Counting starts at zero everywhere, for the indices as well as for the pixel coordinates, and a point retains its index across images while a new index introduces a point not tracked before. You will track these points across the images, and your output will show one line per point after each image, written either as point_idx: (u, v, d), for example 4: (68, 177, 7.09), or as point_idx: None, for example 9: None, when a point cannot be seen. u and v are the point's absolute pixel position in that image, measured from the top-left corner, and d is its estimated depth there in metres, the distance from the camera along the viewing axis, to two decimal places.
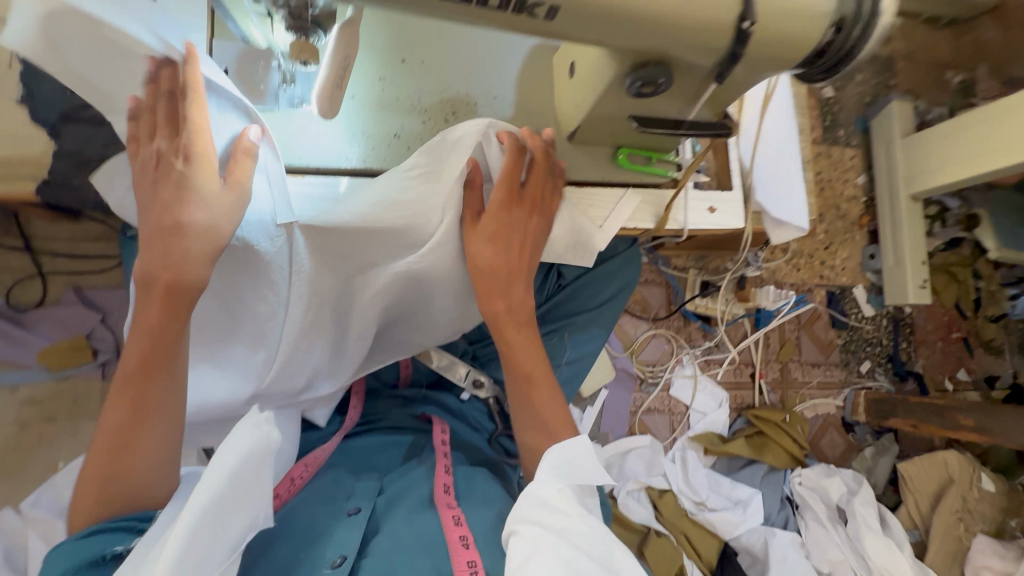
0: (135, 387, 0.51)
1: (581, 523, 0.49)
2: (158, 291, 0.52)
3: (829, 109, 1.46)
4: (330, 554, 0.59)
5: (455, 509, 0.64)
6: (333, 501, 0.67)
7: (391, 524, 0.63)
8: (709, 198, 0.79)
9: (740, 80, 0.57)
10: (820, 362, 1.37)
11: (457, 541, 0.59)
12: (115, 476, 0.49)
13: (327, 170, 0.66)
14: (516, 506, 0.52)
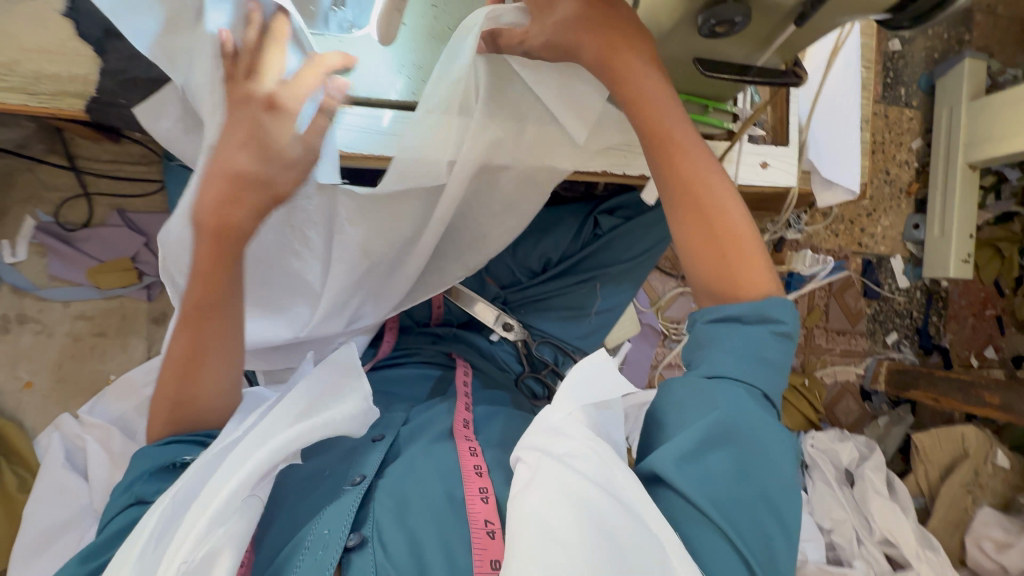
0: (194, 327, 0.53)
1: (587, 446, 0.47)
2: (207, 231, 0.51)
3: (893, 65, 1.36)
4: (353, 473, 0.62)
5: (471, 441, 0.65)
6: (360, 426, 0.69)
7: (412, 450, 0.64)
8: (763, 153, 0.75)
9: (822, 24, 0.53)
10: (846, 331, 1.36)
11: (471, 469, 0.60)
12: (184, 401, 0.55)
13: (372, 102, 0.64)
14: (527, 433, 0.52)
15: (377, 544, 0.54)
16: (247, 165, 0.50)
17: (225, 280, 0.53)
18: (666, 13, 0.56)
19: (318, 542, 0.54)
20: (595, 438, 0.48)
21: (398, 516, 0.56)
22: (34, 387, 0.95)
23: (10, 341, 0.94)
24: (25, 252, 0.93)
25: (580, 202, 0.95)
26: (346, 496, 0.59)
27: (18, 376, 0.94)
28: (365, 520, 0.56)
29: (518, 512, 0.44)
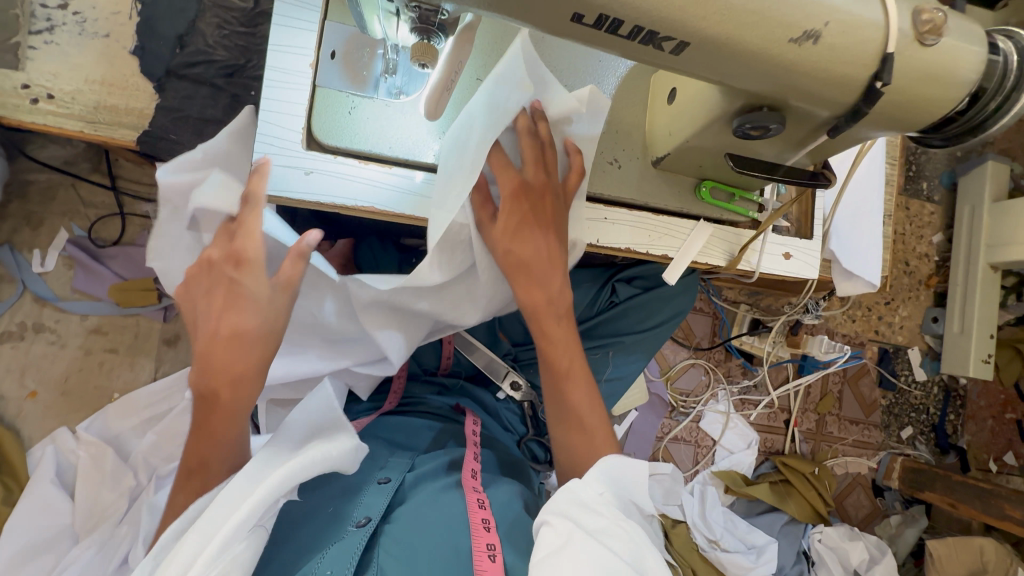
0: (197, 445, 0.54)
1: (619, 526, 0.49)
2: (215, 337, 0.56)
3: (915, 160, 1.39)
4: (356, 514, 0.60)
5: (479, 492, 0.63)
6: (368, 467, 0.68)
7: (419, 496, 0.62)
8: (786, 244, 0.76)
9: (855, 134, 0.54)
10: (859, 420, 1.32)
11: (479, 523, 0.58)
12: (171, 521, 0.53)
13: (409, 163, 0.63)
14: (552, 497, 0.51)
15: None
16: (247, 277, 0.57)
17: (229, 391, 0.55)
18: (703, 111, 0.57)
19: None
20: (626, 522, 0.49)
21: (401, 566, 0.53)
22: (37, 397, 0.95)
23: (23, 349, 0.94)
24: (53, 264, 0.95)
25: (600, 267, 0.96)
26: (350, 538, 0.56)
27: (24, 385, 0.94)
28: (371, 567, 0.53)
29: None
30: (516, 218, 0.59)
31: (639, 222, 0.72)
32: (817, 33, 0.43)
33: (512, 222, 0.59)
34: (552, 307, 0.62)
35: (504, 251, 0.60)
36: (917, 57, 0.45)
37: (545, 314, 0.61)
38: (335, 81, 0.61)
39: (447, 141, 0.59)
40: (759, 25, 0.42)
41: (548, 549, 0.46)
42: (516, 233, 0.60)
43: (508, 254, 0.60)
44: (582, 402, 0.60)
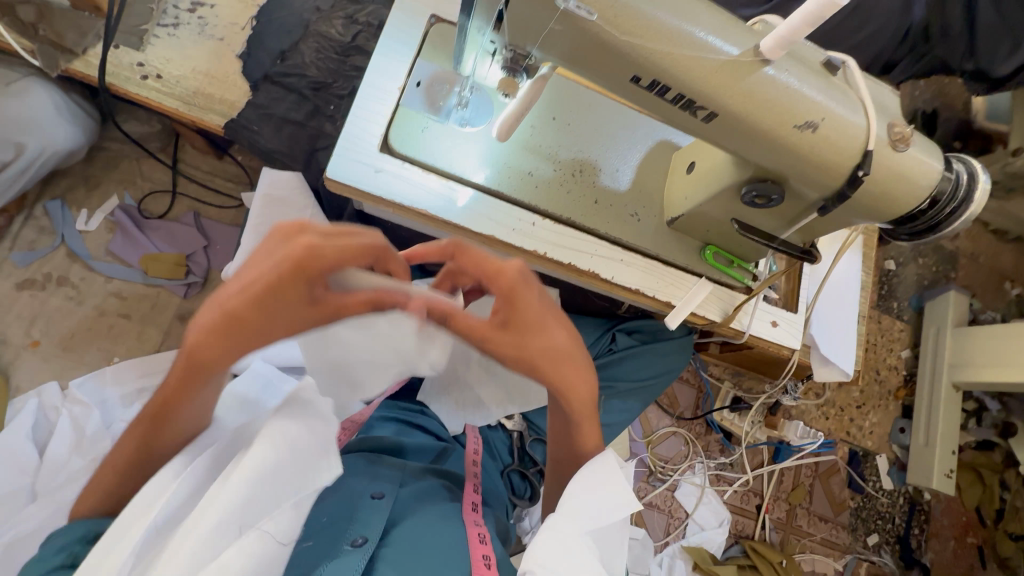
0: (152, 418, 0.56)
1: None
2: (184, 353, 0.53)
3: (888, 280, 1.53)
4: (353, 532, 0.64)
5: (476, 516, 0.73)
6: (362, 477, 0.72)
7: (412, 520, 0.68)
8: (774, 313, 0.85)
9: (838, 218, 0.65)
10: (828, 518, 1.33)
11: (480, 559, 0.64)
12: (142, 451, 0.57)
13: (458, 180, 0.74)
14: (533, 547, 0.57)
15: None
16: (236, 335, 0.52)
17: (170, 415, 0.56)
18: (717, 180, 0.69)
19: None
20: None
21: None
22: (38, 348, 0.95)
23: (39, 299, 0.96)
24: (96, 224, 1.00)
25: (603, 316, 1.04)
26: (348, 556, 0.61)
27: (29, 334, 0.95)
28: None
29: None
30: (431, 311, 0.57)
31: (649, 269, 0.80)
32: (817, 124, 0.55)
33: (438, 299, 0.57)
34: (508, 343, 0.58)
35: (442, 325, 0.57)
36: (889, 157, 0.57)
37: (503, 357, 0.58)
38: (415, 102, 0.72)
39: (506, 149, 0.76)
40: (774, 108, 0.54)
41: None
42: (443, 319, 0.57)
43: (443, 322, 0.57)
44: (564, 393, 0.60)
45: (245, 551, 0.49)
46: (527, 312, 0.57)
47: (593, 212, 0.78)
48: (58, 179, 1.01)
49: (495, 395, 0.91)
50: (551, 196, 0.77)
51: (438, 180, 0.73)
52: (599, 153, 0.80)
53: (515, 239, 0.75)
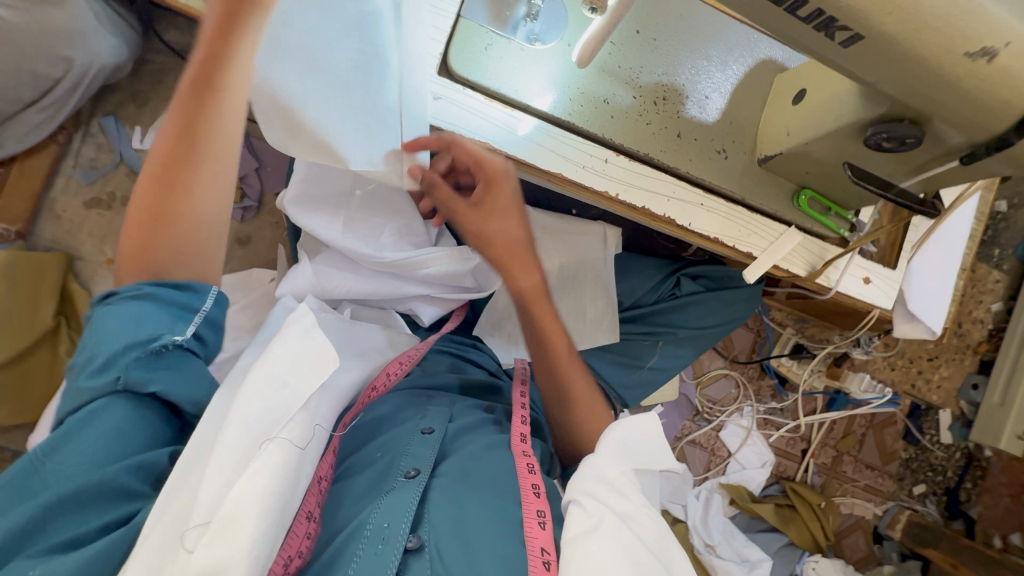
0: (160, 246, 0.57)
1: (644, 515, 0.56)
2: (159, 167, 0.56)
3: (992, 223, 1.36)
4: (405, 464, 0.64)
5: (529, 456, 0.69)
6: (411, 417, 0.72)
7: (463, 453, 0.67)
8: (868, 268, 0.75)
9: (986, 167, 0.54)
10: (875, 467, 1.31)
11: (530, 489, 0.64)
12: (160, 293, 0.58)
13: (524, 109, 0.66)
14: (579, 477, 0.58)
15: (434, 550, 0.56)
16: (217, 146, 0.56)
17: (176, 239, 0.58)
18: (835, 115, 0.58)
19: (377, 534, 0.56)
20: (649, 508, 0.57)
21: (452, 518, 0.59)
22: (112, 265, 0.98)
23: (107, 218, 0.98)
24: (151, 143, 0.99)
25: (666, 259, 0.98)
26: (402, 489, 0.61)
27: (103, 251, 0.98)
28: (423, 522, 0.59)
29: (574, 558, 0.50)
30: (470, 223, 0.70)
31: (731, 215, 0.71)
32: (998, 51, 0.43)
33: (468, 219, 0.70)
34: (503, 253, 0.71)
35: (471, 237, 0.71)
36: None
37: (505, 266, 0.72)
38: (477, 14, 0.63)
39: (580, 72, 0.66)
40: (945, 29, 0.42)
41: (581, 526, 0.53)
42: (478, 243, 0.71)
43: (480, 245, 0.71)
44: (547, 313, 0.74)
45: (270, 456, 0.49)
46: (499, 197, 0.68)
47: (673, 144, 0.69)
48: (110, 94, 0.98)
49: None
50: (628, 129, 0.68)
51: (499, 108, 0.65)
52: (687, 78, 0.69)
53: (584, 178, 0.67)
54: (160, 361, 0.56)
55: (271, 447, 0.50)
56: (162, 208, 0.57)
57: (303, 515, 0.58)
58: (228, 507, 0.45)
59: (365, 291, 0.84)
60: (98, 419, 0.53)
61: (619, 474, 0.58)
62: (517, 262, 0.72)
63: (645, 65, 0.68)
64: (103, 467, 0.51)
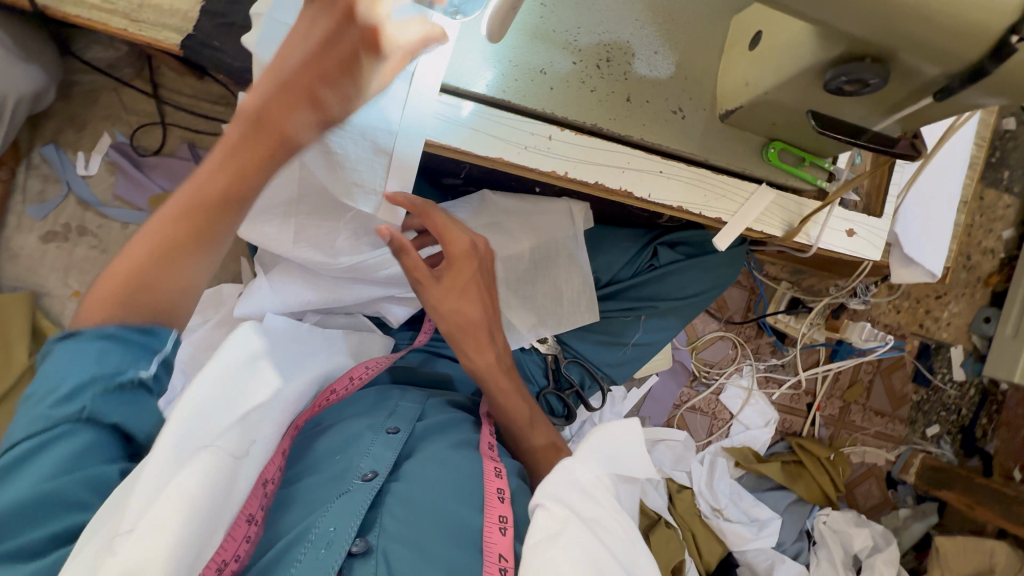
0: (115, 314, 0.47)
1: (615, 522, 0.55)
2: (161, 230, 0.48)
3: (999, 145, 1.26)
4: (363, 466, 0.63)
5: (497, 460, 0.68)
6: (376, 415, 0.70)
7: (426, 453, 0.66)
8: (851, 220, 0.70)
9: (965, 101, 0.47)
10: (885, 412, 1.28)
11: (494, 493, 0.63)
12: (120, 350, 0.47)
13: (457, 92, 0.60)
14: (548, 483, 0.56)
15: (380, 556, 0.56)
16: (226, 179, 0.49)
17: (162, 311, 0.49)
18: (792, 58, 0.52)
19: (323, 538, 0.55)
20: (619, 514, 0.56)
21: (407, 524, 0.59)
22: (80, 297, 0.97)
23: (66, 250, 0.96)
24: (96, 168, 0.95)
25: (642, 228, 0.93)
26: (357, 492, 0.60)
27: (68, 284, 0.96)
28: (373, 526, 0.58)
29: (536, 563, 0.49)
30: (441, 293, 0.69)
31: (695, 180, 0.66)
32: None
33: (450, 287, 0.69)
34: (469, 335, 0.72)
35: (443, 309, 0.70)
36: None
37: (472, 345, 0.73)
38: None
39: (511, 42, 0.60)
40: None
41: (545, 530, 0.52)
42: (445, 317, 0.71)
43: (456, 320, 0.71)
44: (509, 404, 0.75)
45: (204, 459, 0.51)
46: (464, 272, 0.70)
47: (624, 108, 0.63)
48: (46, 121, 0.94)
49: (534, 321, 0.88)
50: (571, 99, 0.62)
51: (426, 92, 0.60)
52: (633, 33, 0.63)
53: (528, 160, 0.62)
54: (124, 396, 0.47)
55: (203, 455, 0.51)
56: (149, 274, 0.47)
57: (244, 517, 0.56)
58: (155, 512, 0.45)
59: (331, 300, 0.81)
60: (50, 448, 0.45)
61: (586, 484, 0.57)
62: (474, 346, 0.73)
63: (583, 25, 0.62)
64: (51, 483, 0.44)
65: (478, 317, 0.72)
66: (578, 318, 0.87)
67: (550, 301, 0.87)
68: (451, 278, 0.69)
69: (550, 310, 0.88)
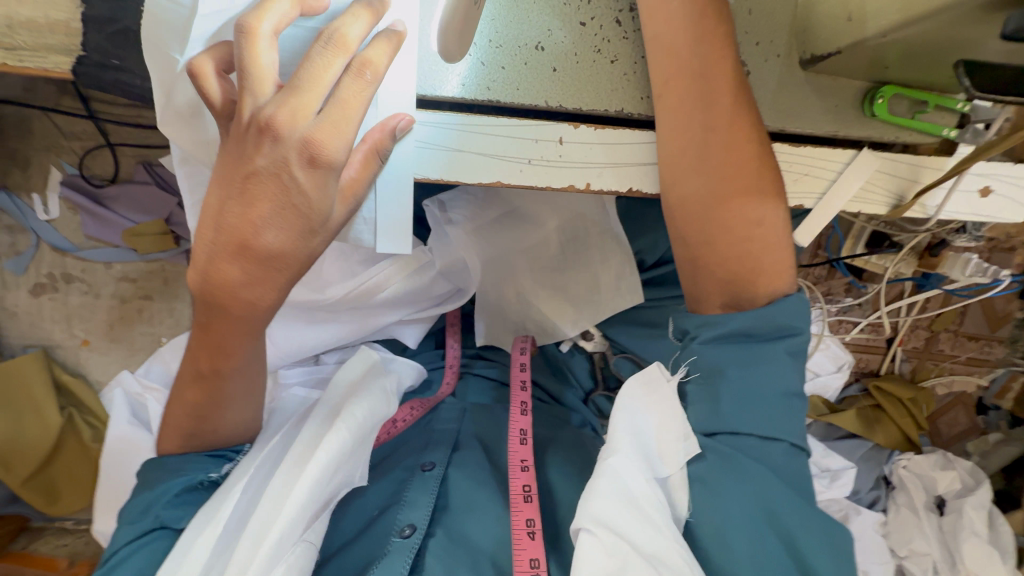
0: (204, 381, 0.49)
1: (677, 554, 0.39)
2: (203, 346, 0.47)
3: None
4: (401, 519, 0.56)
5: (525, 475, 0.59)
6: (414, 454, 0.64)
7: (467, 495, 0.59)
8: (988, 173, 0.51)
9: None
10: (979, 336, 1.12)
11: (523, 530, 0.54)
12: (197, 433, 0.52)
13: (430, 102, 0.44)
14: (591, 490, 0.39)
15: None
16: (234, 275, 0.39)
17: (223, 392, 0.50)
18: None
19: None
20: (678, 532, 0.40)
21: None
22: (91, 345, 0.93)
23: (60, 300, 0.90)
24: (58, 210, 0.85)
25: None
26: (397, 551, 0.53)
27: (74, 334, 0.92)
28: None
29: None
30: (710, 111, 0.43)
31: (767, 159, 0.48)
32: None
33: (703, 117, 0.43)
34: (731, 178, 0.44)
35: (697, 147, 0.43)
36: None
37: (720, 186, 0.43)
38: None
39: (491, 15, 0.43)
40: None
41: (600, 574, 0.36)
42: (708, 173, 0.44)
43: (703, 158, 0.43)
44: (756, 221, 0.44)
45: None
46: (732, 196, 0.44)
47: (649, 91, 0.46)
48: None
49: (578, 317, 0.70)
50: (586, 79, 0.45)
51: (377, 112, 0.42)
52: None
53: (539, 176, 0.46)
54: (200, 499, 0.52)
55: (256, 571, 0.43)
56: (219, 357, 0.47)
57: None
58: None
59: (341, 338, 0.72)
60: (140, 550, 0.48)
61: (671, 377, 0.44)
62: (715, 220, 0.44)
63: None
64: None
65: (741, 162, 0.43)
66: (625, 301, 0.67)
67: (586, 288, 0.69)
68: (700, 102, 0.43)
69: (588, 297, 0.69)
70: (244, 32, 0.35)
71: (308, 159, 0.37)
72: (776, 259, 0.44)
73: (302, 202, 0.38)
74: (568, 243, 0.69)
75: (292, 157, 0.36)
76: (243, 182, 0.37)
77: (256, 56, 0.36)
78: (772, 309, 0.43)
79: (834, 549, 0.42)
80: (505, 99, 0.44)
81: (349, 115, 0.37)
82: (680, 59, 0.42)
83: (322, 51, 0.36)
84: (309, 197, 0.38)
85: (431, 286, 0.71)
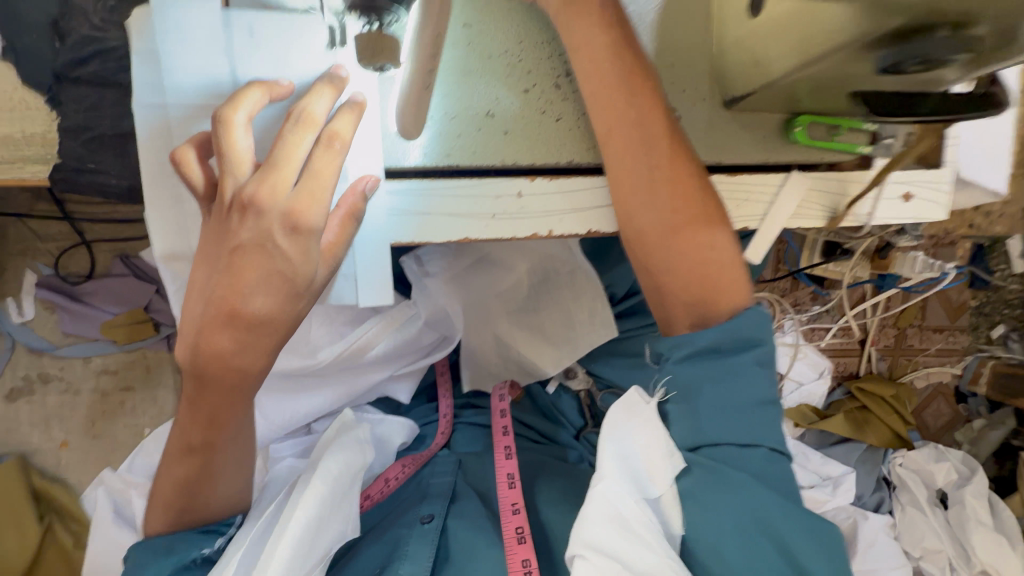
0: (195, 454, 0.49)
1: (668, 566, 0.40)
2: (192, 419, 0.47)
3: None
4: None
5: (519, 517, 0.59)
6: (408, 510, 0.63)
7: (465, 546, 0.58)
8: (907, 181, 0.57)
9: None
10: (944, 327, 1.17)
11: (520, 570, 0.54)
12: (189, 510, 0.51)
13: (397, 172, 0.48)
14: (582, 520, 0.41)
15: None
16: (225, 343, 0.41)
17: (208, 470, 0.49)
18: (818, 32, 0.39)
19: None
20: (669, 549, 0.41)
21: None
22: (70, 446, 0.90)
23: (38, 402, 0.88)
24: (33, 311, 0.85)
25: None
26: None
27: (53, 436, 0.89)
28: None
29: None
30: (649, 154, 0.47)
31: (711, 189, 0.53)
32: None
33: (646, 159, 0.47)
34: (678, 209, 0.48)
35: (644, 184, 0.48)
36: None
37: (669, 218, 0.47)
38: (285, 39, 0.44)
39: (444, 91, 0.48)
40: None
41: None
42: (655, 207, 0.48)
43: (649, 195, 0.48)
44: (706, 245, 0.48)
45: None
46: (683, 224, 0.48)
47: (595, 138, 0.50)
48: None
49: (558, 356, 0.73)
50: (536, 138, 0.50)
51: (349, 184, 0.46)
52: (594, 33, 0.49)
53: (505, 227, 0.50)
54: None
55: None
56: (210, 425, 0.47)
57: None
58: None
59: (331, 403, 0.72)
60: None
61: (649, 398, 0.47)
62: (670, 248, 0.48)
63: (523, 49, 0.50)
64: None
65: (686, 195, 0.48)
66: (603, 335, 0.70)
67: (565, 326, 0.72)
68: (640, 147, 0.47)
69: (567, 335, 0.72)
70: (220, 122, 0.39)
71: (291, 227, 0.39)
72: (729, 277, 0.48)
73: (288, 269, 0.40)
74: (541, 282, 0.72)
75: (271, 230, 0.39)
76: (227, 256, 0.40)
77: (232, 142, 0.39)
78: (736, 323, 0.46)
79: (826, 549, 0.44)
80: (465, 162, 0.48)
81: (323, 186, 0.40)
82: (617, 110, 0.47)
83: (294, 130, 0.40)
84: (295, 265, 0.40)
85: (418, 339, 0.72)
